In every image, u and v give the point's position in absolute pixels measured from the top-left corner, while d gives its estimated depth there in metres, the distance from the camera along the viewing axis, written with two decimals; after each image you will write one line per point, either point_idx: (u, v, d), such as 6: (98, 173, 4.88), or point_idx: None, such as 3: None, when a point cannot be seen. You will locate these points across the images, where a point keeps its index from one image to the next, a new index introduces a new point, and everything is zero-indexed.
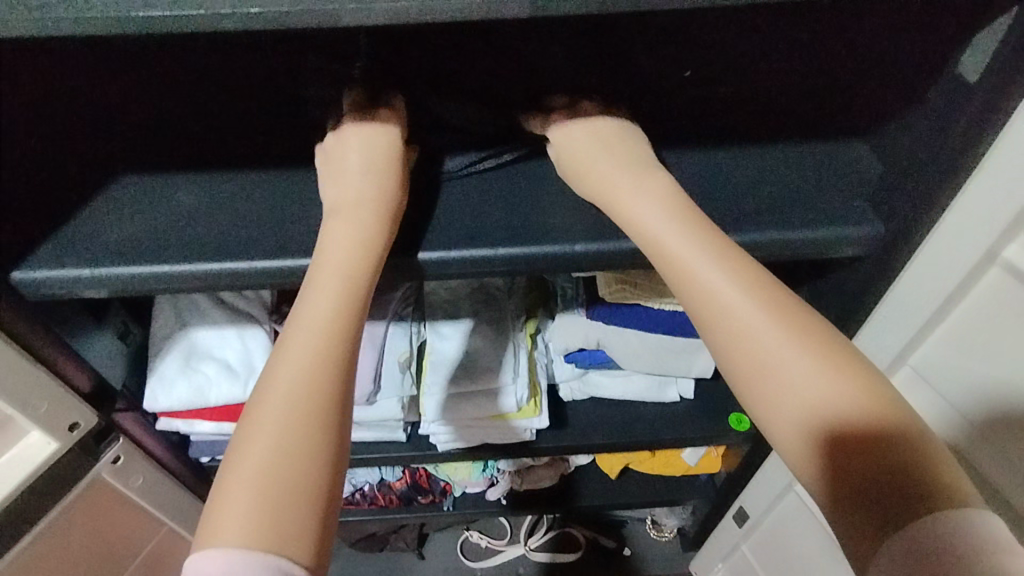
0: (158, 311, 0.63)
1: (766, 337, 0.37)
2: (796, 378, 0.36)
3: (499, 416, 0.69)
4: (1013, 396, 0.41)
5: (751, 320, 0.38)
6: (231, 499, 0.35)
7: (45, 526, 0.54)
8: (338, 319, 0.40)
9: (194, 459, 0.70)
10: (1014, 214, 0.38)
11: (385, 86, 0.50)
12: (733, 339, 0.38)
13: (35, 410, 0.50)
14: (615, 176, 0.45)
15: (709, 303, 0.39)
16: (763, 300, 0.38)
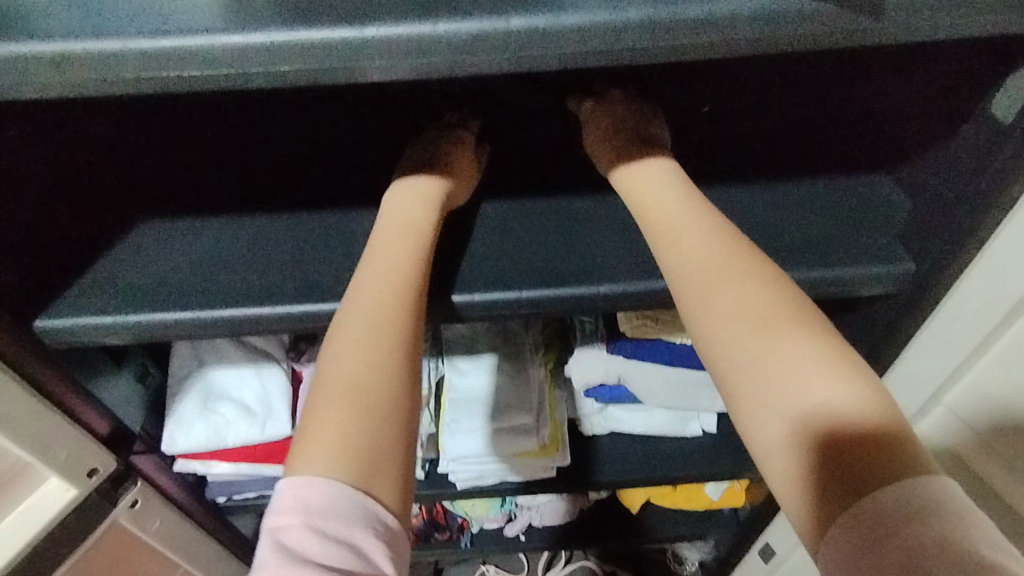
0: (176, 353, 0.63)
1: (735, 304, 0.37)
2: (760, 344, 0.35)
3: (520, 453, 0.68)
4: None
5: (723, 289, 0.38)
6: (321, 423, 0.37)
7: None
8: (406, 271, 0.42)
9: (210, 500, 0.69)
10: None
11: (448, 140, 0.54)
12: (700, 306, 0.38)
13: (56, 457, 0.50)
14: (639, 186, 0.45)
15: (683, 272, 0.39)
16: (739, 270, 0.38)
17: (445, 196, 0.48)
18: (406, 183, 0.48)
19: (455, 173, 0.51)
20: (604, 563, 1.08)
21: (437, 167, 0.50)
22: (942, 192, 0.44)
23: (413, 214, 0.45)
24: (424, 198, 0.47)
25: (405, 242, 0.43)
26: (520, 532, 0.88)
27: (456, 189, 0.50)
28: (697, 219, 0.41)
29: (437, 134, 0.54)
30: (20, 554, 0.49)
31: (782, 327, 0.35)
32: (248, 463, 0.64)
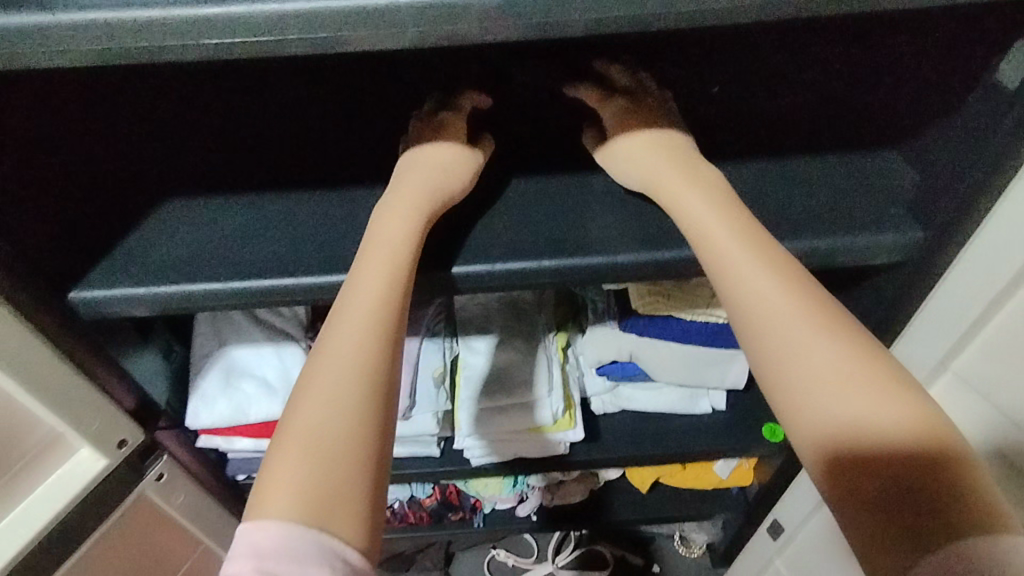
0: (198, 331, 0.65)
1: (795, 341, 0.36)
2: (824, 383, 0.34)
3: (533, 428, 0.69)
4: None
5: (779, 326, 0.36)
6: (285, 463, 0.35)
7: (91, 543, 0.55)
8: (381, 299, 0.40)
9: (230, 478, 0.70)
10: None
11: (443, 119, 0.51)
12: (756, 344, 0.37)
13: (87, 426, 0.51)
14: (636, 160, 0.48)
15: (739, 304, 0.38)
16: (793, 302, 0.37)
17: (437, 198, 0.46)
18: (403, 181, 0.47)
19: (446, 164, 0.48)
20: (614, 547, 1.08)
21: (432, 159, 0.48)
22: (947, 160, 0.45)
23: (392, 228, 0.43)
24: (407, 205, 0.45)
25: (387, 262, 0.41)
26: (532, 512, 0.89)
27: (451, 180, 0.47)
28: (740, 240, 0.40)
29: (429, 115, 0.52)
30: (54, 519, 0.51)
31: (844, 365, 0.34)
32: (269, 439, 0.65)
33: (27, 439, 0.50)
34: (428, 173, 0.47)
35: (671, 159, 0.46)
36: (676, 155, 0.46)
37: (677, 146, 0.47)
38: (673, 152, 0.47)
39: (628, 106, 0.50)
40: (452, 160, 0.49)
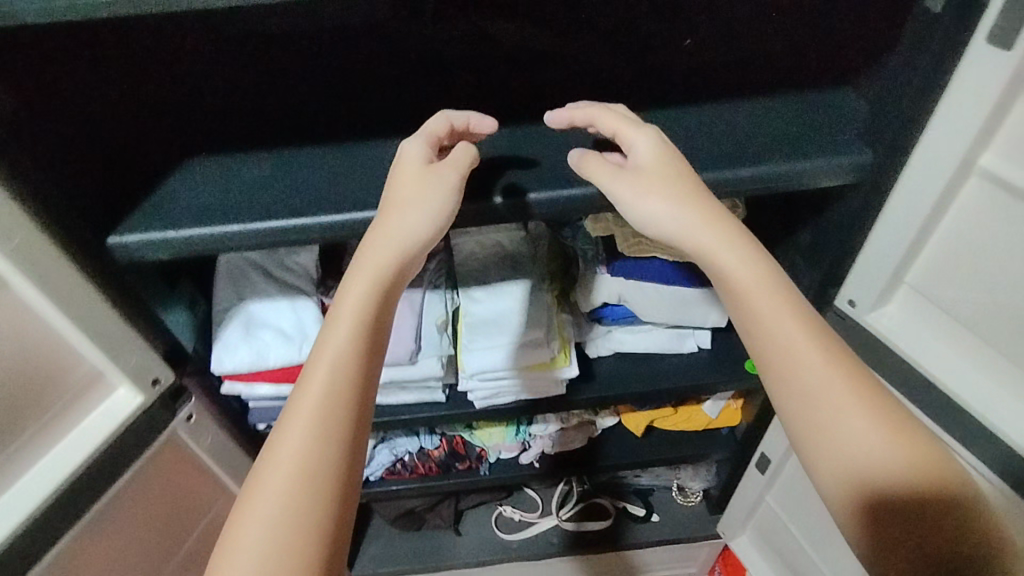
0: (218, 286, 0.70)
1: (836, 420, 0.42)
2: (858, 453, 0.41)
3: (535, 366, 0.73)
4: (1000, 289, 0.50)
5: (820, 405, 0.42)
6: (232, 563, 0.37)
7: (131, 475, 0.60)
8: (327, 400, 0.41)
9: (251, 426, 0.76)
10: (980, 128, 0.45)
11: (421, 153, 0.49)
12: (798, 418, 0.43)
13: (126, 361, 0.56)
14: (639, 174, 0.48)
15: (782, 381, 0.43)
16: (836, 381, 0.42)
17: (393, 271, 0.45)
18: (385, 240, 0.45)
19: (410, 214, 0.46)
20: (614, 500, 1.13)
21: (394, 211, 0.46)
22: (885, 87, 0.51)
23: (345, 314, 0.43)
24: (362, 283, 0.44)
25: (342, 354, 0.42)
26: (534, 459, 0.94)
27: (421, 227, 0.46)
28: (784, 317, 0.43)
29: (406, 150, 0.49)
30: (97, 449, 0.56)
31: (880, 437, 0.41)
32: (288, 384, 0.70)
33: (70, 375, 0.55)
34: (406, 223, 0.46)
35: (680, 188, 0.47)
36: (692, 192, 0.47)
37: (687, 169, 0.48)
38: (687, 189, 0.47)
39: (635, 136, 0.49)
40: (430, 206, 0.47)
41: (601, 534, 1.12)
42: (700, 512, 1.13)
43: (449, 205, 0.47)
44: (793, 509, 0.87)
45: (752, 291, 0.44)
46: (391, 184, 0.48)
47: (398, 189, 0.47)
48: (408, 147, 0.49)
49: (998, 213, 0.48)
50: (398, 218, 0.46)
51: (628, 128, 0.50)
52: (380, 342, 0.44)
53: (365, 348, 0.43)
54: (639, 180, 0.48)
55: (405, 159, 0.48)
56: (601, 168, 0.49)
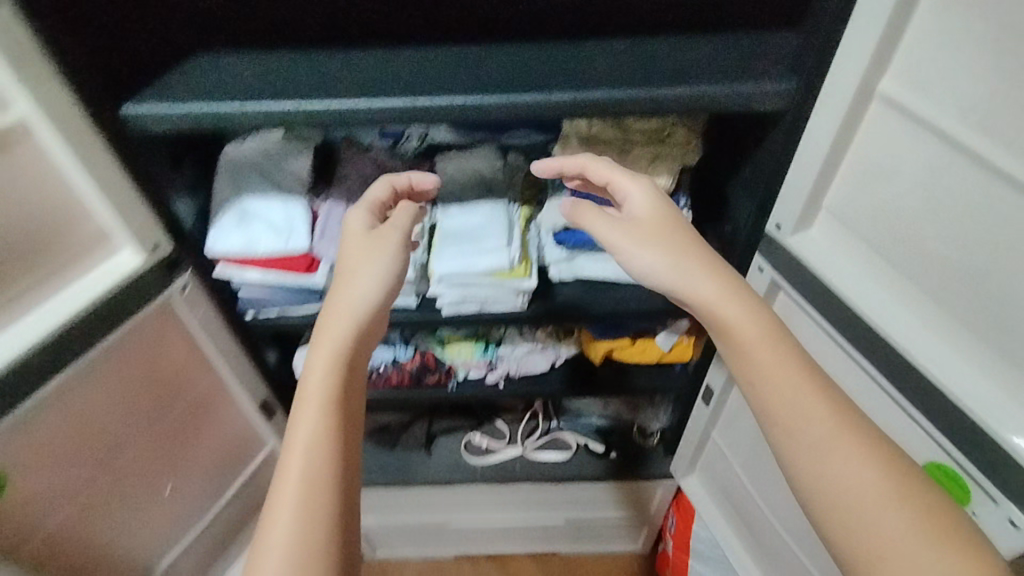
0: (218, 181, 0.77)
1: (840, 468, 0.50)
2: (865, 502, 0.49)
3: (495, 275, 0.80)
4: (890, 200, 0.60)
5: (827, 457, 0.51)
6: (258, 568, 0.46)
7: (128, 328, 0.68)
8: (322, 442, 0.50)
9: (240, 316, 0.83)
10: (874, 55, 0.55)
11: (371, 218, 0.63)
12: (807, 469, 0.51)
13: (132, 223, 0.64)
14: (645, 228, 0.62)
15: (786, 434, 0.52)
16: (844, 433, 0.51)
17: (350, 338, 0.54)
18: (350, 301, 0.56)
19: (353, 291, 0.57)
20: (576, 437, 1.21)
21: (346, 288, 0.57)
22: (805, 28, 0.58)
23: (311, 389, 0.52)
24: (321, 360, 0.53)
25: (314, 422, 0.50)
26: (500, 381, 1.00)
27: (369, 292, 0.57)
28: (789, 372, 0.54)
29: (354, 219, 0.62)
30: (99, 297, 0.64)
31: (889, 486, 0.49)
32: (276, 274, 0.78)
33: (84, 228, 0.63)
34: (363, 285, 0.57)
35: (688, 251, 0.59)
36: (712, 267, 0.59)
37: (682, 225, 0.61)
38: (681, 247, 0.60)
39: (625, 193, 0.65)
40: (382, 274, 0.58)
41: (562, 464, 1.19)
42: (656, 455, 1.20)
43: (392, 268, 0.59)
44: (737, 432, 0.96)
45: (762, 353, 0.54)
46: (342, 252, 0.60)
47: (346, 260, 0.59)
48: (353, 218, 0.62)
49: (891, 132, 0.58)
50: (354, 283, 0.57)
51: (622, 180, 0.65)
52: (351, 400, 0.54)
53: (336, 411, 0.52)
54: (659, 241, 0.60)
55: (352, 229, 0.62)
56: (590, 217, 0.63)
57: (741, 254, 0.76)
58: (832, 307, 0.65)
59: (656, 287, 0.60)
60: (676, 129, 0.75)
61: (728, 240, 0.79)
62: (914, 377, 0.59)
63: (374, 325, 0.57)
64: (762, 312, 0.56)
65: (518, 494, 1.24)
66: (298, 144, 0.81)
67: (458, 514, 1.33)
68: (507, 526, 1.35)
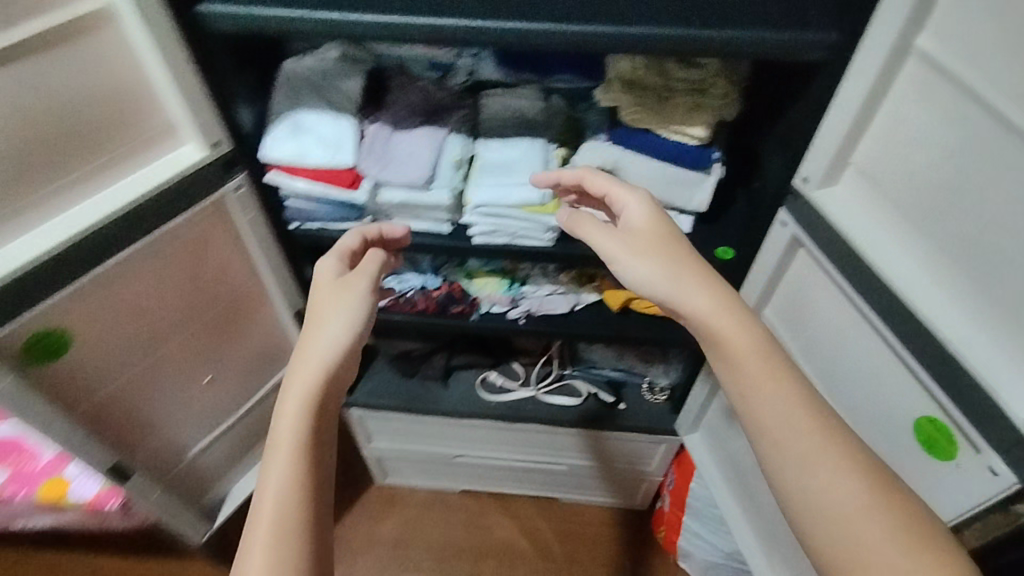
0: (277, 91, 0.82)
1: (827, 480, 0.51)
2: (851, 517, 0.49)
3: (526, 208, 0.84)
4: (914, 157, 0.62)
5: (818, 469, 0.51)
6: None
7: (185, 217, 0.74)
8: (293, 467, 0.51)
9: (284, 225, 0.88)
10: (914, 9, 0.57)
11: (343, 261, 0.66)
12: (796, 485, 0.52)
13: (200, 117, 0.69)
14: (640, 245, 0.64)
15: (775, 446, 0.53)
16: (831, 444, 0.52)
17: (322, 384, 0.54)
18: (326, 329, 0.58)
19: (330, 330, 0.58)
20: (588, 385, 1.25)
21: (321, 331, 0.58)
22: None
23: (281, 441, 0.51)
24: (293, 409, 0.53)
25: (285, 476, 0.50)
26: (520, 318, 1.04)
27: (343, 321, 0.59)
28: (770, 382, 0.55)
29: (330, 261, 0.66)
30: (166, 183, 0.70)
31: (875, 500, 0.50)
32: (322, 185, 0.82)
33: (154, 118, 0.68)
34: (342, 315, 0.59)
35: (683, 260, 0.62)
36: (711, 279, 0.60)
37: (677, 237, 0.65)
38: (673, 257, 0.62)
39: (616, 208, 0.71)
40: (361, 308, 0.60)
41: (572, 409, 1.24)
42: (664, 411, 1.24)
43: (366, 299, 0.61)
44: None
45: (753, 363, 0.55)
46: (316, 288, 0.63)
47: (319, 296, 0.62)
48: (326, 261, 0.66)
49: (922, 88, 0.60)
50: (331, 310, 0.59)
51: (621, 192, 0.70)
52: (323, 448, 0.53)
53: (308, 463, 0.51)
54: (650, 258, 0.63)
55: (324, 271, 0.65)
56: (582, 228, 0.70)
57: (767, 209, 0.78)
58: (850, 261, 0.67)
59: (653, 297, 0.62)
60: (717, 82, 0.77)
61: (760, 195, 0.80)
62: (923, 334, 0.61)
63: (348, 371, 0.57)
64: (751, 322, 0.57)
65: (526, 433, 1.30)
66: (352, 66, 0.84)
67: (468, 447, 1.40)
68: (514, 464, 1.42)
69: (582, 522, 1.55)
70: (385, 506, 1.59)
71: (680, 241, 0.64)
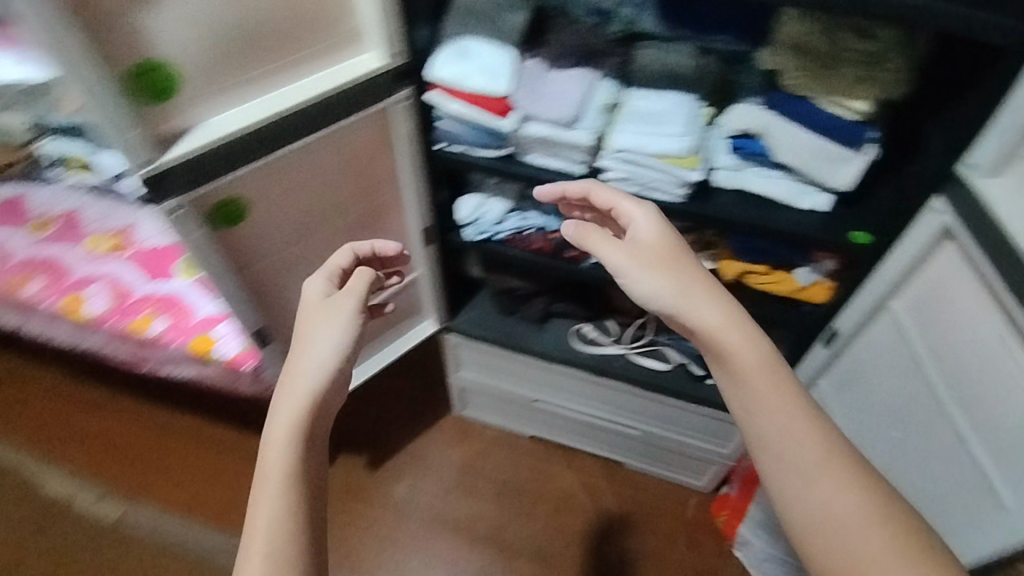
0: (450, 18, 0.88)
1: (827, 491, 0.60)
2: (853, 522, 0.59)
3: (664, 158, 0.86)
4: None
5: (815, 477, 0.61)
6: None
7: (355, 118, 0.81)
8: (285, 486, 0.60)
9: (431, 144, 0.94)
10: None
11: (326, 287, 0.77)
12: (794, 491, 0.61)
13: (389, 27, 0.74)
14: (648, 265, 0.73)
15: (781, 457, 0.62)
16: (830, 457, 0.61)
17: (308, 409, 0.64)
18: (311, 356, 0.68)
19: (318, 352, 0.68)
20: (679, 355, 1.25)
21: (306, 358, 0.68)
22: None
23: (271, 470, 0.61)
24: (281, 434, 0.63)
25: (275, 499, 0.60)
26: None
27: (331, 345, 0.69)
28: (776, 398, 0.64)
29: (316, 287, 0.77)
30: (349, 83, 0.77)
31: (870, 505, 0.59)
32: (475, 109, 0.87)
33: (347, 24, 0.75)
34: (329, 341, 0.69)
35: (690, 275, 0.71)
36: (718, 299, 0.69)
37: (681, 252, 0.75)
38: (682, 278, 0.71)
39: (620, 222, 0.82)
40: (342, 335, 0.70)
41: (659, 374, 1.26)
42: None
43: (352, 321, 0.72)
44: (852, 378, 0.99)
45: (763, 382, 0.64)
46: (299, 323, 0.73)
47: (302, 327, 0.72)
48: (311, 285, 0.77)
49: None
50: (318, 335, 0.70)
51: (628, 206, 0.80)
52: (309, 468, 0.63)
53: (296, 482, 0.61)
54: (660, 271, 0.72)
55: (310, 298, 0.75)
56: (583, 234, 0.79)
57: (916, 195, 0.76)
58: (1004, 254, 0.65)
59: (660, 308, 0.71)
60: (892, 58, 0.74)
61: (910, 180, 0.78)
62: None
63: (331, 394, 0.67)
64: (762, 346, 0.66)
65: (610, 390, 1.33)
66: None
67: (549, 394, 1.45)
68: (589, 419, 1.46)
69: (643, 491, 1.58)
70: (459, 434, 1.69)
71: (687, 258, 0.74)
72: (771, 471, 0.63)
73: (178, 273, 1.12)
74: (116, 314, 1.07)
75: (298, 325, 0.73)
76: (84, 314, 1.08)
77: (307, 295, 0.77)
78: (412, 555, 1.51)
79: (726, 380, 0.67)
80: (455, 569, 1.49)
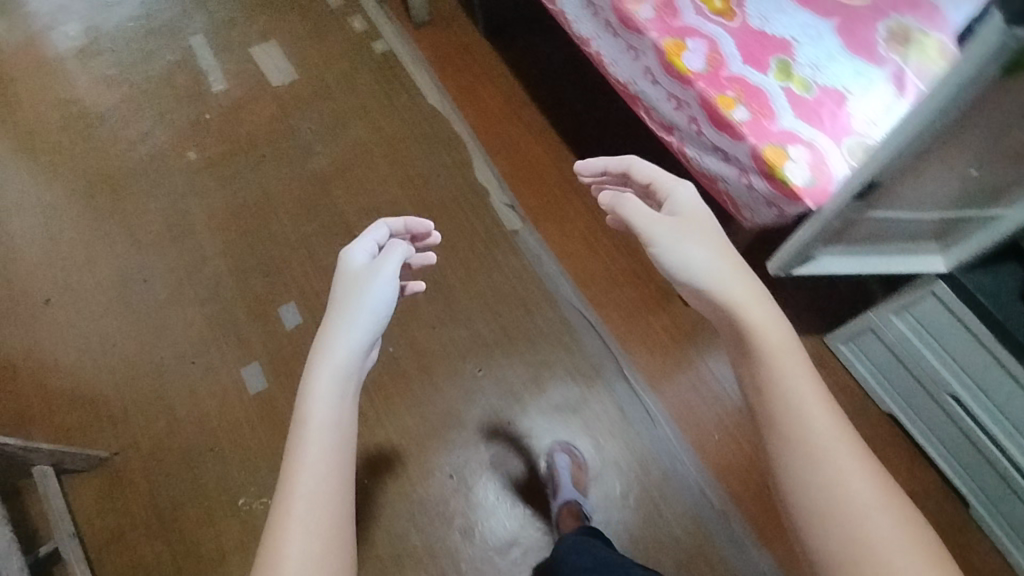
0: None
1: (835, 476, 0.61)
2: (861, 509, 0.59)
3: None
4: None
5: (829, 452, 0.62)
6: (289, 524, 0.67)
7: None
8: (330, 439, 0.74)
9: None
10: None
11: (360, 257, 0.92)
12: (803, 465, 0.62)
13: None
14: (674, 244, 0.81)
15: (795, 442, 0.64)
16: (843, 438, 0.63)
17: (343, 369, 0.79)
18: (356, 327, 0.83)
19: (363, 314, 0.84)
20: None
21: (341, 331, 0.82)
22: None
23: (305, 422, 0.74)
24: (319, 393, 0.76)
25: (314, 456, 0.72)
26: None
27: (380, 306, 0.85)
28: (792, 374, 0.67)
29: (353, 256, 0.91)
30: None
31: (880, 495, 0.60)
32: None
33: None
34: (382, 303, 0.86)
35: (723, 249, 0.80)
36: (748, 283, 0.76)
37: (711, 224, 0.84)
38: (714, 245, 0.80)
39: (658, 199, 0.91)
40: (391, 302, 0.87)
41: None
42: None
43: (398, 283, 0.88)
44: None
45: (778, 352, 0.68)
46: (336, 296, 0.87)
47: (342, 296, 0.87)
48: (348, 261, 0.91)
49: None
50: (370, 298, 0.85)
51: (670, 181, 0.90)
52: (342, 420, 0.76)
53: (330, 433, 0.74)
54: (690, 245, 0.80)
55: (348, 272, 0.90)
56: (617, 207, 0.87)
57: None
58: None
59: (699, 283, 0.77)
60: None
61: None
62: None
63: (361, 357, 0.82)
64: (785, 334, 0.71)
65: None
66: None
67: (974, 399, 1.24)
68: (998, 454, 1.25)
69: (968, 542, 1.42)
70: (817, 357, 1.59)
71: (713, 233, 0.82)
72: (778, 448, 0.65)
73: (772, 70, 1.05)
74: (708, 80, 1.04)
75: (332, 301, 0.87)
76: (679, 63, 1.06)
77: (345, 265, 0.91)
78: (715, 424, 1.53)
79: (750, 365, 0.70)
80: (743, 462, 1.50)
